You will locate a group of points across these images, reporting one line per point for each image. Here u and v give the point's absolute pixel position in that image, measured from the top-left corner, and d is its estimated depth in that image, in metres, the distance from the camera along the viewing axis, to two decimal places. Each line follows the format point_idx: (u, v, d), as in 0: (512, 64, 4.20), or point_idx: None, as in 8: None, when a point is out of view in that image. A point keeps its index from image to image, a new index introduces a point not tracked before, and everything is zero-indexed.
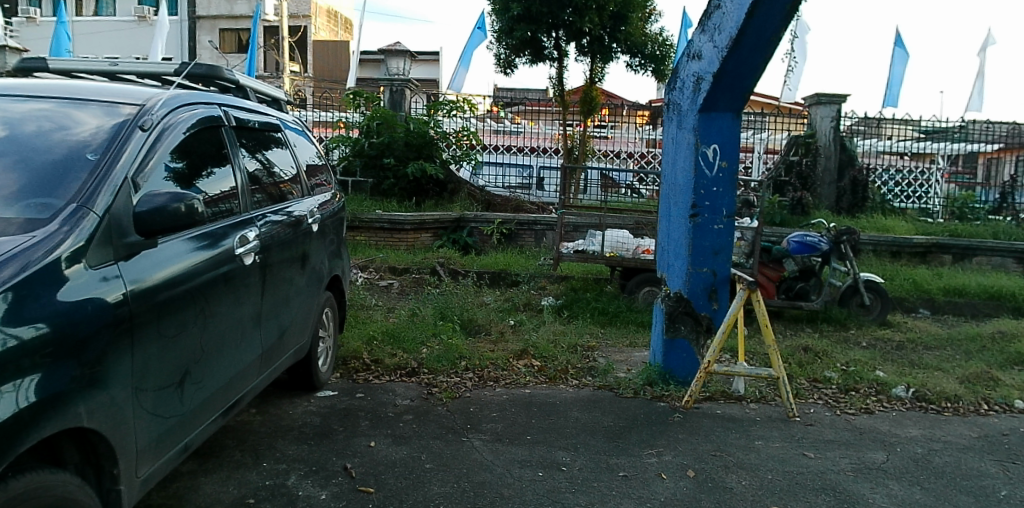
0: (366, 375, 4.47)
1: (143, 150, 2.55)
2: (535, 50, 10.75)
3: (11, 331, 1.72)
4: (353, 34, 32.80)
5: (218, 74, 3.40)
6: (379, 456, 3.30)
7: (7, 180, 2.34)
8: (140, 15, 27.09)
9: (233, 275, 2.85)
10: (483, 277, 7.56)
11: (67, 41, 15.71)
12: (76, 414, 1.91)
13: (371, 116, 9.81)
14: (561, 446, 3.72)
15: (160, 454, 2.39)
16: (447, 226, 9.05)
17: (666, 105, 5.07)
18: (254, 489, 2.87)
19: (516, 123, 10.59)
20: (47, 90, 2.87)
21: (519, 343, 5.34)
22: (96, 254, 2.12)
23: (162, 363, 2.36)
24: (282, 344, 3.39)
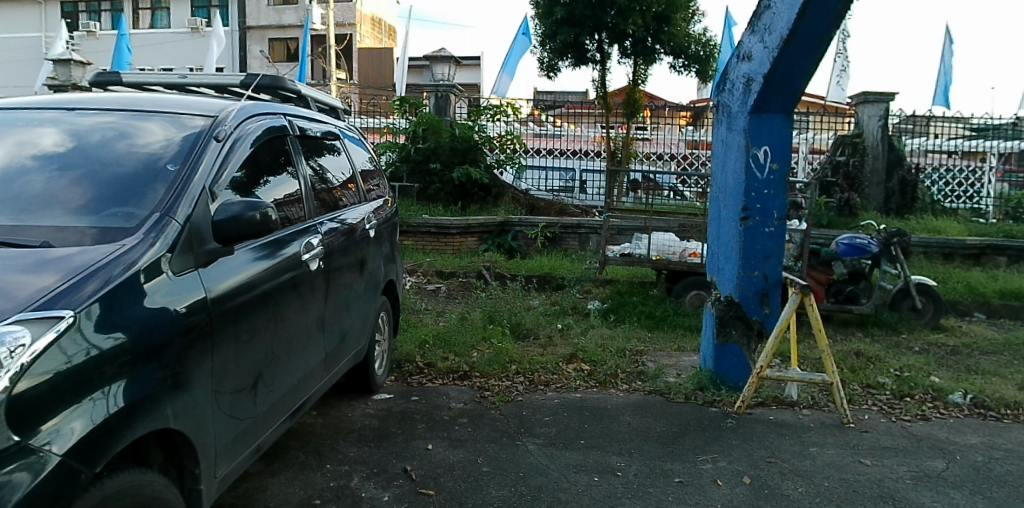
0: (420, 378, 4.53)
1: (218, 160, 2.65)
2: (578, 53, 10.74)
3: (91, 341, 1.80)
4: (396, 40, 33.21)
5: (281, 84, 3.51)
6: (437, 459, 3.34)
7: (87, 190, 2.43)
8: (193, 27, 27.96)
9: (298, 281, 2.91)
10: (531, 281, 7.55)
11: (128, 53, 16.27)
12: (162, 415, 2.00)
13: (417, 122, 9.91)
14: (614, 451, 3.71)
15: (235, 454, 2.46)
16: (492, 230, 9.09)
17: (715, 107, 5.02)
18: (320, 489, 2.93)
19: (557, 126, 10.50)
20: (117, 104, 2.98)
21: (568, 347, 5.32)
22: (178, 261, 2.22)
23: (238, 365, 2.44)
24: (343, 347, 3.46)
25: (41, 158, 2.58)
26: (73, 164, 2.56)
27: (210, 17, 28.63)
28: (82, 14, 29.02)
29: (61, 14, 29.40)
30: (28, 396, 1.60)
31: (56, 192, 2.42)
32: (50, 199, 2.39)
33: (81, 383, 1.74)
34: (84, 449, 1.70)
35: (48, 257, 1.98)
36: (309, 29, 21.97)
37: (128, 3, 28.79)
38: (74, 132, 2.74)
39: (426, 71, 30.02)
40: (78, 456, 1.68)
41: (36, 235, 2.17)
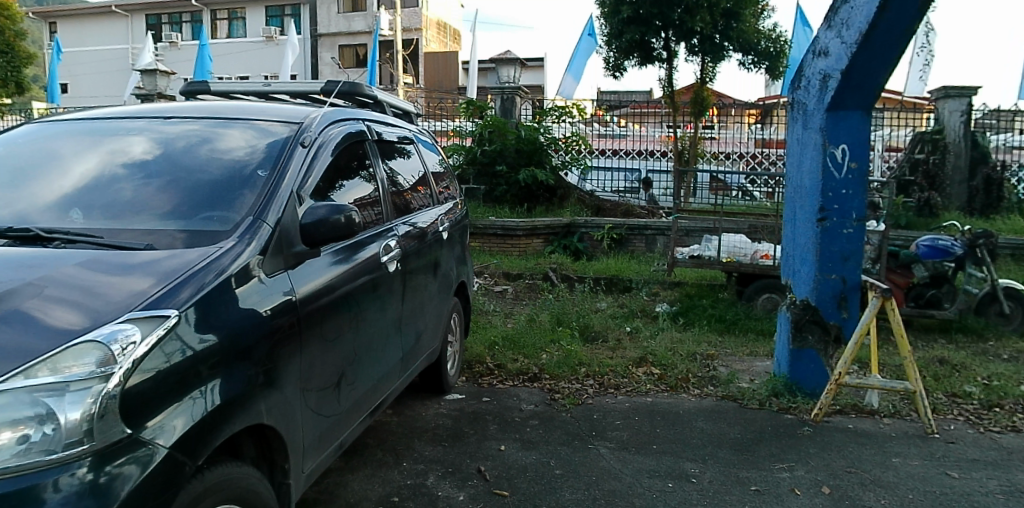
0: (490, 379, 4.56)
1: (304, 165, 2.75)
2: (644, 53, 10.62)
3: (186, 342, 1.87)
4: (459, 43, 33.62)
5: (360, 90, 3.60)
6: (510, 460, 3.35)
7: (179, 196, 2.55)
8: (267, 36, 29.02)
9: (378, 282, 2.97)
10: (599, 283, 7.48)
11: (210, 62, 16.93)
12: (255, 411, 2.07)
13: (484, 125, 10.00)
14: (689, 457, 3.64)
15: (321, 450, 2.53)
16: (558, 232, 9.09)
17: (789, 105, 4.87)
18: (397, 487, 2.98)
19: (621, 126, 10.36)
20: (205, 112, 3.11)
21: (637, 350, 5.26)
22: (269, 263, 2.31)
23: (324, 364, 2.52)
24: (418, 347, 3.51)
25: (132, 166, 2.71)
26: (163, 171, 2.68)
27: (283, 26, 29.69)
28: (165, 26, 30.46)
29: (146, 26, 30.92)
30: (137, 393, 1.70)
31: (148, 198, 2.54)
32: (143, 205, 2.51)
33: (180, 383, 1.82)
34: (187, 444, 1.79)
35: (147, 261, 2.08)
36: (378, 35, 22.47)
37: (206, 15, 30.07)
38: (165, 140, 2.87)
39: (491, 72, 30.24)
40: (180, 451, 1.76)
41: (134, 239, 2.28)
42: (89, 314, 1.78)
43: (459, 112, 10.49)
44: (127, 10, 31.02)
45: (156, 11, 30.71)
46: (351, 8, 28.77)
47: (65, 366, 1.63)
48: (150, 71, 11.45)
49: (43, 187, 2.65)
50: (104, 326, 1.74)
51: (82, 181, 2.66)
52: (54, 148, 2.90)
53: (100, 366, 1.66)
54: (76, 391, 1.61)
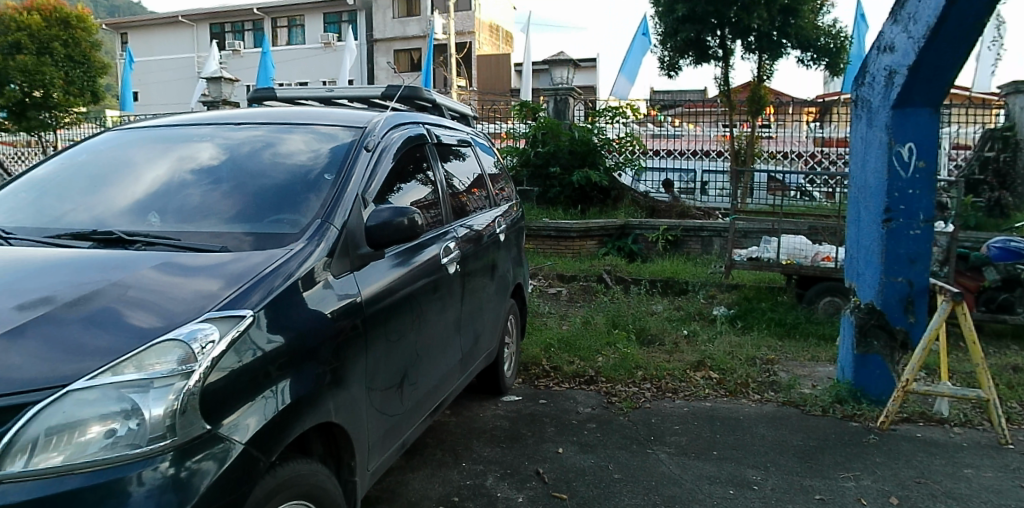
0: (547, 381, 4.57)
1: (368, 169, 2.81)
2: (699, 51, 10.47)
3: (258, 342, 1.92)
4: (512, 46, 33.80)
5: (420, 94, 3.66)
6: (568, 463, 3.34)
7: (248, 199, 2.63)
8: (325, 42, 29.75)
9: (438, 284, 3.01)
10: (654, 285, 7.39)
11: (273, 69, 17.42)
12: (324, 410, 2.13)
13: (537, 126, 10.00)
14: (750, 464, 3.56)
15: (385, 448, 2.57)
16: (612, 234, 9.01)
17: (853, 103, 4.72)
18: (457, 487, 3.01)
19: (675, 126, 10.30)
20: (270, 118, 3.20)
21: (695, 354, 5.17)
22: (336, 265, 2.37)
23: (388, 363, 2.56)
24: (477, 348, 3.54)
25: (201, 172, 2.81)
26: (230, 176, 2.77)
27: (340, 32, 30.39)
28: (228, 35, 31.50)
29: (210, 35, 32.07)
30: (215, 390, 1.76)
31: (218, 202, 2.63)
32: (214, 209, 2.60)
33: (253, 382, 1.87)
34: (261, 440, 1.84)
35: (221, 263, 2.15)
36: (433, 39, 22.80)
37: (267, 22, 31.00)
38: (231, 146, 2.96)
39: (544, 74, 30.26)
40: (254, 448, 1.82)
41: (206, 241, 2.37)
42: (169, 314, 1.85)
43: (512, 115, 10.59)
44: (193, 20, 32.19)
45: (221, 21, 31.79)
46: (406, 13, 29.27)
47: (149, 363, 1.69)
48: (216, 79, 11.85)
49: (118, 193, 2.76)
50: (185, 325, 1.80)
51: (154, 187, 2.76)
52: (128, 156, 3.02)
53: (181, 363, 1.72)
54: (160, 387, 1.67)
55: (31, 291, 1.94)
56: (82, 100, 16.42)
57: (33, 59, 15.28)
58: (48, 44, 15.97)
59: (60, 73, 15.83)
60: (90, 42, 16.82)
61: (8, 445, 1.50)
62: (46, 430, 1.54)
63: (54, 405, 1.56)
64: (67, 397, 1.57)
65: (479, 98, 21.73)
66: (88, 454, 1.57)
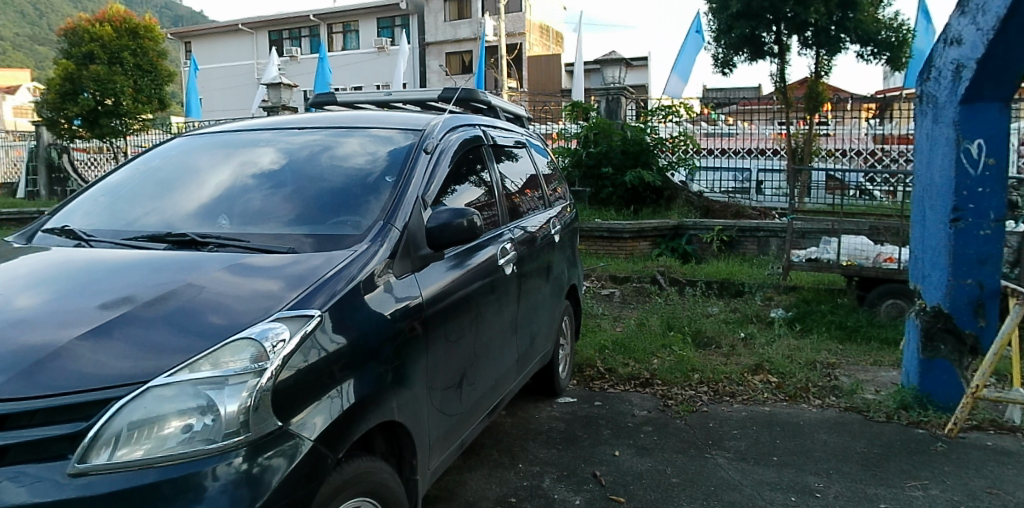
0: (602, 384, 4.55)
1: (427, 171, 2.85)
2: (754, 48, 10.25)
3: (323, 343, 1.96)
4: (562, 46, 33.75)
5: (476, 96, 3.69)
6: (625, 466, 3.31)
7: (310, 202, 2.70)
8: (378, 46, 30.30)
9: (496, 285, 3.03)
10: (710, 287, 7.26)
11: (329, 74, 17.81)
12: (387, 408, 2.16)
13: (589, 127, 9.96)
14: (812, 471, 3.46)
15: (445, 448, 2.60)
16: (666, 234, 8.92)
17: (917, 98, 4.54)
18: (515, 488, 3.01)
19: (729, 125, 9.97)
20: (330, 123, 3.27)
21: (753, 357, 5.05)
22: (399, 265, 2.41)
23: (447, 363, 2.58)
24: (532, 349, 3.54)
25: (262, 176, 2.89)
26: (290, 180, 2.84)
27: (393, 36, 30.86)
28: (285, 41, 32.38)
29: (268, 42, 33.03)
30: (285, 388, 1.81)
31: (283, 205, 2.70)
32: (278, 212, 2.67)
33: (320, 382, 1.92)
34: (328, 437, 1.89)
35: (288, 265, 2.20)
36: (484, 41, 22.97)
37: (322, 29, 31.75)
38: (293, 151, 3.04)
39: (595, 73, 30.13)
40: (322, 445, 1.86)
41: (272, 242, 2.44)
42: (241, 314, 1.90)
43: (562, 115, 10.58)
44: (252, 28, 33.19)
45: (278, 28, 32.69)
46: (457, 16, 29.60)
47: (224, 361, 1.74)
48: (274, 84, 12.19)
49: (187, 197, 2.86)
50: (257, 324, 1.86)
51: (219, 191, 2.85)
52: (196, 161, 3.13)
53: (254, 361, 1.77)
54: (234, 384, 1.72)
55: (110, 291, 2.03)
56: (150, 108, 17.07)
57: (105, 70, 16.05)
58: (118, 53, 16.71)
59: (130, 81, 16.54)
60: (157, 52, 17.51)
61: (94, 438, 1.57)
62: (128, 424, 1.60)
63: (137, 401, 1.62)
64: (149, 393, 1.64)
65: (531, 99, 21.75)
66: (167, 449, 1.63)
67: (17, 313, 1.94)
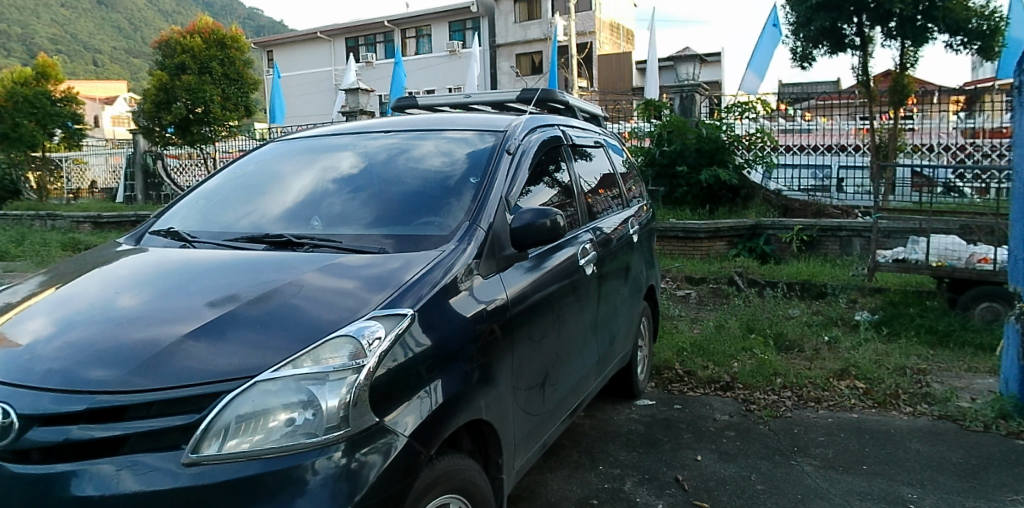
0: (681, 387, 4.48)
1: (510, 172, 2.87)
2: (834, 40, 9.87)
3: (415, 342, 1.99)
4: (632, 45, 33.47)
5: (553, 96, 3.69)
6: (708, 471, 3.24)
7: (395, 203, 2.75)
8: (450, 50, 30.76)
9: (577, 285, 3.02)
10: (792, 288, 7.02)
11: (403, 79, 18.20)
12: (475, 407, 2.18)
13: (663, 125, 9.79)
14: (905, 482, 3.29)
15: (529, 448, 2.60)
16: (743, 234, 8.69)
17: (1014, 89, 4.22)
18: (596, 490, 2.99)
19: (807, 121, 9.96)
20: (412, 125, 3.33)
21: (838, 362, 4.85)
22: (486, 265, 2.44)
23: (531, 363, 2.59)
24: (612, 350, 3.51)
25: (342, 180, 2.96)
26: (374, 182, 2.90)
27: (464, 39, 31.31)
28: (361, 47, 33.31)
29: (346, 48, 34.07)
30: (381, 385, 1.85)
31: (367, 208, 2.76)
32: (364, 214, 2.73)
33: (413, 379, 1.95)
34: (422, 435, 1.92)
35: (379, 266, 2.25)
36: (556, 40, 22.96)
37: (396, 34, 32.48)
38: (378, 154, 3.10)
39: (668, 70, 29.72)
40: (416, 443, 1.90)
41: (359, 243, 2.50)
42: (338, 313, 1.95)
43: (636, 114, 10.43)
44: (329, 35, 34.27)
45: (354, 34, 33.67)
46: (527, 17, 29.75)
47: (324, 357, 1.80)
48: (352, 90, 12.54)
49: (278, 201, 2.96)
50: (354, 323, 1.91)
51: (303, 196, 2.94)
52: (285, 166, 3.24)
53: (353, 358, 1.82)
54: (335, 380, 1.77)
55: (214, 290, 2.12)
56: (237, 114, 17.66)
57: (196, 80, 16.85)
58: (208, 64, 17.52)
59: (218, 90, 17.25)
60: (243, 61, 18.27)
61: (205, 430, 1.64)
62: (237, 417, 1.67)
63: (244, 395, 1.69)
64: (255, 387, 1.70)
65: (603, 98, 21.64)
66: (273, 441, 1.69)
67: (129, 311, 2.05)
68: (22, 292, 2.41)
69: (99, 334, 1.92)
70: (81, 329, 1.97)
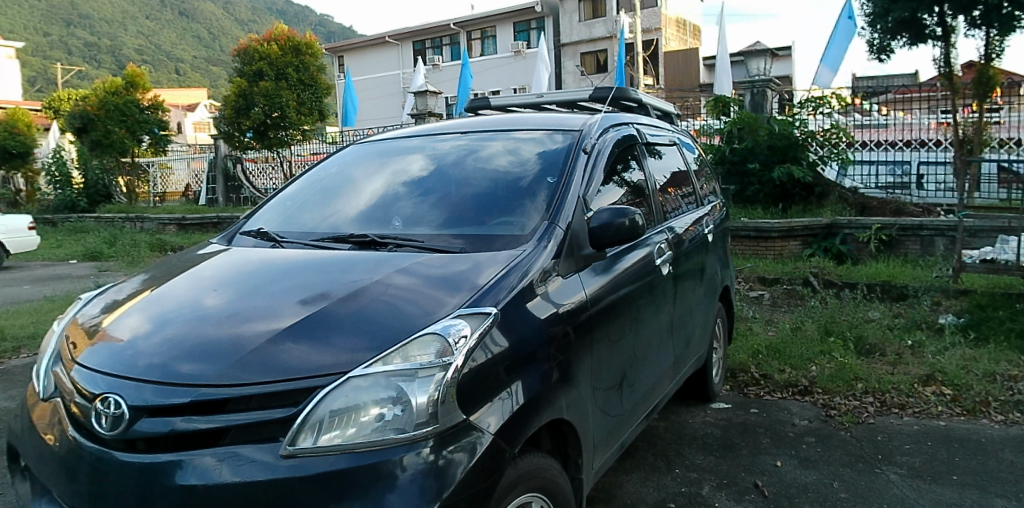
0: (757, 390, 4.38)
1: (586, 172, 2.86)
2: (914, 32, 9.45)
3: (499, 340, 2.01)
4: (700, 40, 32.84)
5: (626, 95, 3.66)
6: (788, 478, 3.15)
7: (470, 203, 2.78)
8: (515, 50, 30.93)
9: (653, 284, 2.99)
10: (872, 290, 6.74)
11: (470, 80, 18.34)
12: (557, 406, 2.18)
13: (733, 122, 9.58)
14: (999, 493, 3.09)
15: (607, 448, 2.58)
16: (818, 233, 8.43)
17: None
18: (673, 494, 2.95)
19: (883, 115, 9.48)
20: (485, 126, 3.35)
21: (923, 367, 4.62)
22: (565, 265, 2.44)
23: (609, 363, 2.57)
24: (688, 352, 3.45)
25: (413, 183, 3.01)
26: (447, 183, 2.93)
27: (528, 39, 31.40)
28: (429, 50, 33.90)
29: (413, 51, 34.71)
30: (467, 383, 1.87)
31: (442, 208, 2.79)
32: (438, 215, 2.76)
33: (497, 380, 1.96)
34: (507, 433, 1.93)
35: (461, 266, 2.28)
36: (623, 37, 22.69)
37: (461, 36, 32.90)
38: (452, 154, 3.14)
39: (738, 66, 29.03)
40: (501, 441, 1.91)
41: (437, 243, 2.54)
42: (423, 311, 1.99)
43: (705, 111, 10.30)
44: (397, 39, 35.02)
45: (421, 38, 34.27)
46: (592, 15, 29.64)
47: (413, 355, 1.83)
48: (422, 92, 12.76)
49: (355, 202, 3.03)
50: (440, 321, 1.94)
51: (376, 199, 3.00)
52: (361, 169, 3.31)
53: (440, 356, 1.84)
54: (423, 377, 1.80)
55: (303, 289, 2.18)
56: (312, 119, 18.17)
57: (274, 86, 17.44)
58: (284, 69, 17.96)
59: (294, 95, 17.71)
60: (317, 66, 18.60)
61: (302, 423, 1.70)
62: (330, 412, 1.72)
63: (338, 390, 1.73)
64: (348, 383, 1.75)
65: (671, 94, 21.35)
66: (365, 436, 1.73)
67: (223, 308, 2.13)
68: (125, 290, 2.54)
69: (197, 330, 2.00)
70: (178, 325, 2.06)
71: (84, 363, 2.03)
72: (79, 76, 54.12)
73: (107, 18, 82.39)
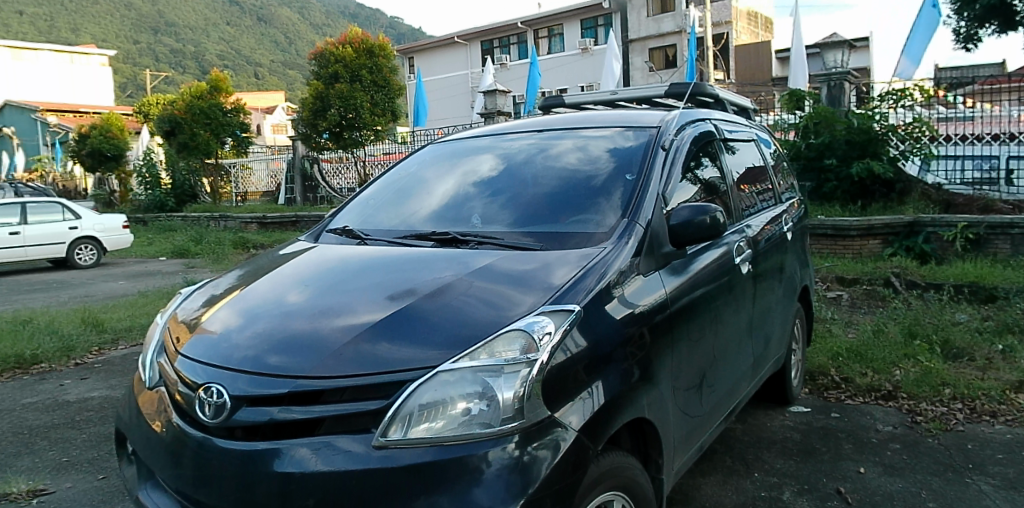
0: (837, 394, 4.26)
1: (665, 169, 2.83)
2: (1005, 19, 8.94)
3: (581, 338, 2.02)
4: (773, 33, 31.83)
5: (704, 91, 3.61)
6: (873, 485, 3.04)
7: (544, 201, 2.79)
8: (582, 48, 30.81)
9: (732, 283, 2.94)
10: (959, 291, 6.44)
11: (538, 79, 18.31)
12: (639, 405, 2.17)
13: (809, 116, 9.28)
14: None
15: (686, 449, 2.55)
16: (899, 231, 8.09)
17: None
18: (752, 497, 2.89)
19: (969, 107, 9.00)
20: (556, 125, 3.35)
21: (1016, 372, 4.38)
22: (647, 263, 2.43)
23: (689, 363, 2.55)
24: (766, 353, 3.37)
25: (484, 183, 3.04)
26: (520, 182, 2.95)
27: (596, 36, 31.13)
28: (496, 50, 34.08)
29: (481, 51, 35.03)
30: (552, 379, 1.89)
31: (516, 206, 2.81)
32: (510, 214, 2.78)
33: (579, 379, 1.97)
34: (591, 430, 1.94)
35: (542, 264, 2.30)
36: (694, 31, 22.20)
37: (528, 34, 32.96)
38: (523, 154, 3.15)
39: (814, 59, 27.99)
40: (584, 437, 1.92)
41: (516, 240, 2.56)
42: (507, 308, 2.02)
43: (779, 105, 9.96)
44: (466, 40, 35.43)
45: (488, 37, 34.55)
46: (660, 10, 29.23)
47: (499, 351, 1.87)
48: (491, 92, 12.84)
49: (429, 202, 3.09)
50: (525, 318, 1.97)
51: (448, 199, 3.05)
52: (433, 170, 3.36)
53: (525, 352, 1.87)
54: (509, 373, 1.83)
55: (389, 285, 2.24)
56: (385, 119, 18.39)
57: (348, 88, 17.63)
58: (358, 71, 18.15)
59: (367, 97, 17.91)
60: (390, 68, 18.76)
61: (393, 415, 1.75)
62: (420, 405, 1.76)
63: (427, 384, 1.78)
64: (436, 377, 1.79)
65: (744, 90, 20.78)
66: (452, 429, 1.77)
67: (312, 303, 2.22)
68: (222, 286, 2.67)
69: (290, 325, 2.08)
70: (268, 320, 2.15)
71: (184, 354, 2.15)
72: (165, 81, 57.02)
73: (190, 25, 86.10)
